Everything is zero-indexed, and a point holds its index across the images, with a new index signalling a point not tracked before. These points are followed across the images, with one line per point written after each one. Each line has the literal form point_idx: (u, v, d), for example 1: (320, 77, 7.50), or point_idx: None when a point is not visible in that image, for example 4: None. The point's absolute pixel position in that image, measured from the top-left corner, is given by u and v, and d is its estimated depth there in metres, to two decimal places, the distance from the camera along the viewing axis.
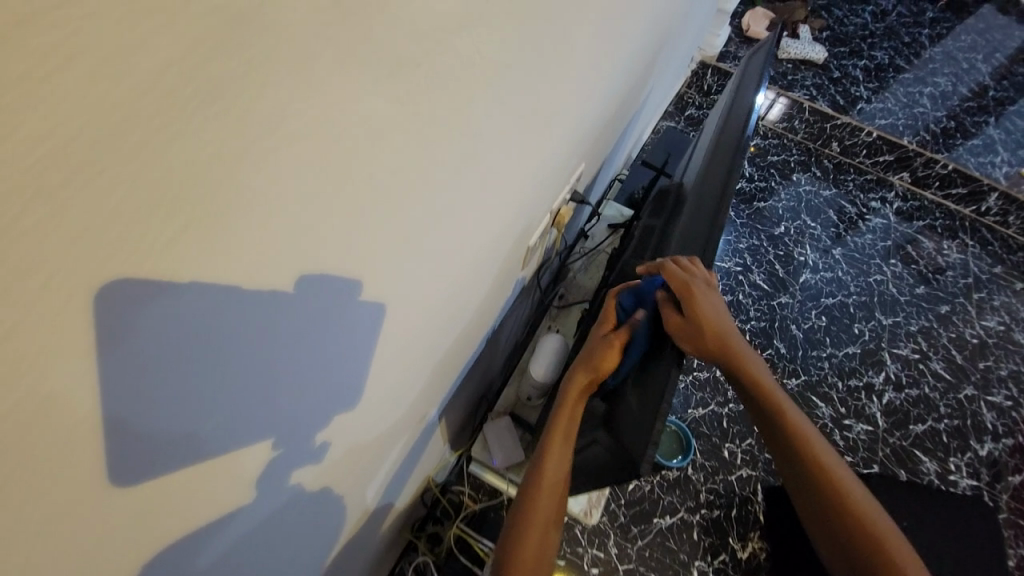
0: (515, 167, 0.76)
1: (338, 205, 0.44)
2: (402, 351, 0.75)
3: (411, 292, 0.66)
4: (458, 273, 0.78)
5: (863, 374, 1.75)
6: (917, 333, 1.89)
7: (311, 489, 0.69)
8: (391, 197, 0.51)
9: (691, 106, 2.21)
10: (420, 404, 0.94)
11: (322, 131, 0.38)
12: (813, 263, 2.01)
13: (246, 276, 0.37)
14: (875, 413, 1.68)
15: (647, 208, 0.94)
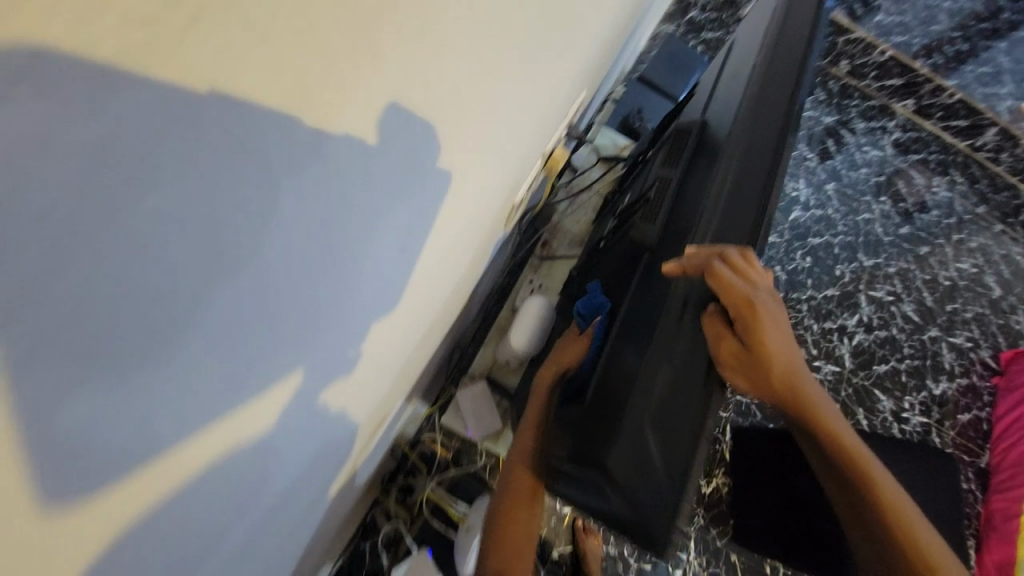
0: (494, 87, 0.57)
1: (231, 183, 0.27)
2: (377, 336, 0.61)
3: (364, 284, 0.50)
4: (434, 237, 0.62)
5: (838, 317, 1.75)
6: (894, 275, 1.86)
7: (271, 525, 0.57)
8: (324, 155, 0.33)
9: (695, 8, 1.89)
10: (398, 382, 0.83)
11: (160, 58, 0.19)
12: (805, 199, 1.92)
13: (150, 259, 0.23)
14: (843, 355, 1.70)
15: (659, 152, 0.77)
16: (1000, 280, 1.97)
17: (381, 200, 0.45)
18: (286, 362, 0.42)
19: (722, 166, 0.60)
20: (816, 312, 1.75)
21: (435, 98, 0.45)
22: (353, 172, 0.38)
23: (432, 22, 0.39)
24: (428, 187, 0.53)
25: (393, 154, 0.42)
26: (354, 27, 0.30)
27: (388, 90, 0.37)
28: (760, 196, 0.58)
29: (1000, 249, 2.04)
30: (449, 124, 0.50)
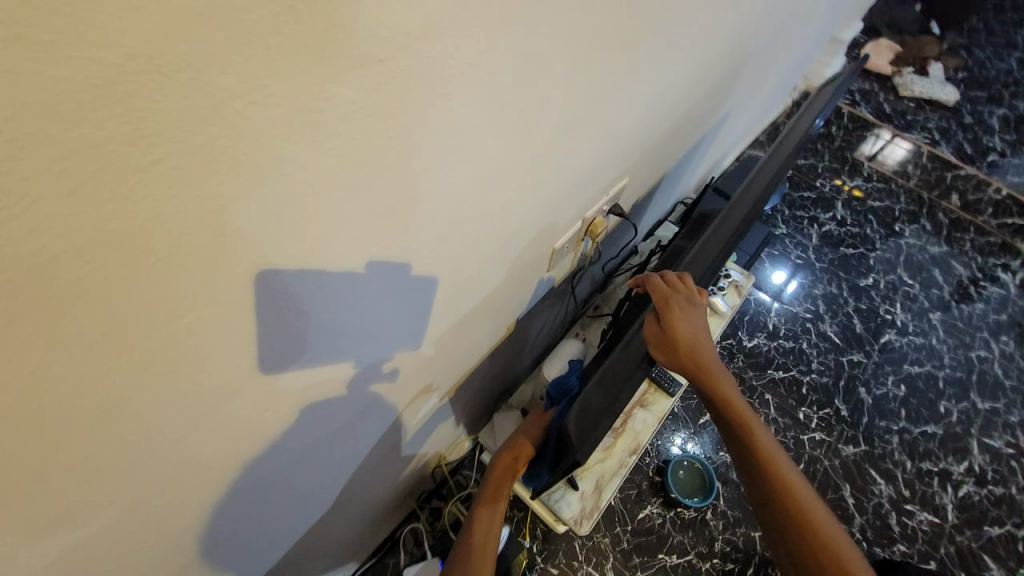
0: (561, 175, 0.77)
1: (384, 190, 0.47)
2: (430, 339, 0.78)
3: (448, 282, 0.71)
4: (489, 273, 0.79)
5: (940, 459, 1.53)
6: (1016, 425, 1.64)
7: (323, 452, 0.74)
8: (437, 186, 0.54)
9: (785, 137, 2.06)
10: (439, 388, 0.98)
11: (390, 109, 0.41)
12: (902, 324, 1.79)
13: (348, 208, 0.45)
14: (947, 507, 1.46)
15: (684, 227, 0.94)
16: None
17: (464, 232, 0.65)
18: (364, 355, 0.65)
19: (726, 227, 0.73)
20: (910, 448, 1.55)
21: (513, 176, 0.66)
22: (445, 208, 0.58)
23: (524, 130, 0.60)
24: (493, 236, 0.72)
25: (472, 204, 0.62)
26: (485, 118, 0.53)
27: (483, 161, 0.58)
28: None
29: None
30: (521, 196, 0.71)
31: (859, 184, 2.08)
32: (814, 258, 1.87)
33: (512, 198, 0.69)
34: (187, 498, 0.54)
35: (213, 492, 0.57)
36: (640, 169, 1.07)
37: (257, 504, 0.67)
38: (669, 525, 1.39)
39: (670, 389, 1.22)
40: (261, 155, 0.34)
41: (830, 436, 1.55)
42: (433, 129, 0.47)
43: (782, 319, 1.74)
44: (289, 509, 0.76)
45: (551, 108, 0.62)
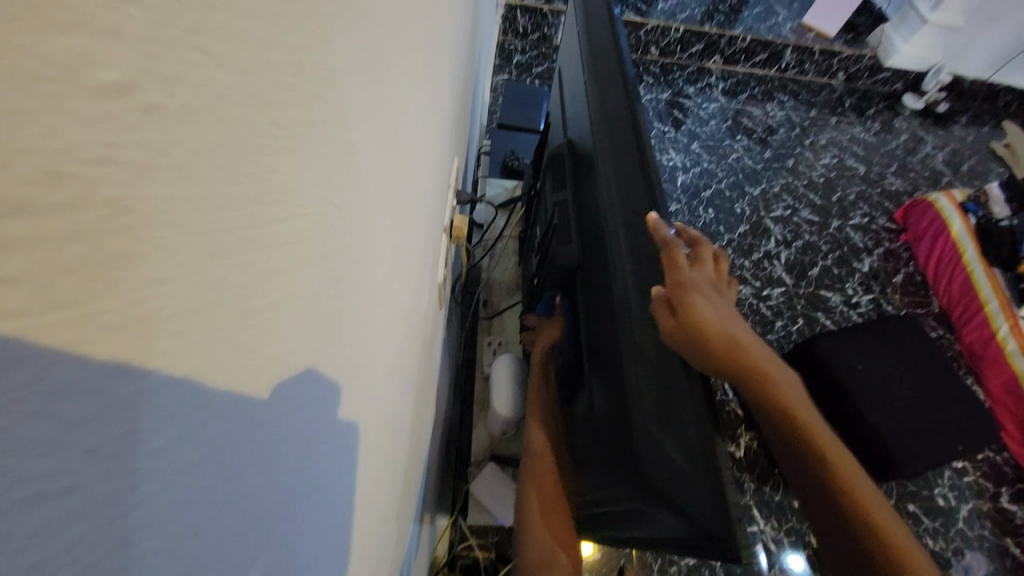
0: (412, 212, 0.56)
1: (264, 422, 0.24)
2: (380, 509, 0.54)
3: (376, 421, 0.46)
4: (400, 376, 0.57)
5: (760, 246, 1.89)
6: (781, 192, 2.10)
7: None
8: (325, 339, 0.30)
9: (517, 53, 2.10)
10: (405, 522, 0.73)
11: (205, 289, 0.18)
12: (681, 164, 2.11)
13: (216, 514, 0.20)
14: (782, 275, 1.82)
15: (545, 175, 0.82)
16: (859, 158, 2.30)
17: (369, 343, 0.42)
18: (308, 535, 0.32)
19: (601, 162, 0.63)
20: (740, 250, 1.86)
21: (384, 256, 0.45)
22: (336, 373, 0.33)
23: (374, 189, 0.39)
24: (389, 340, 0.50)
25: (362, 331, 0.39)
26: (343, 192, 0.31)
27: (354, 269, 0.35)
28: (638, 174, 0.59)
29: (844, 136, 2.37)
30: (393, 273, 0.49)
31: None
32: None
33: (389, 282, 0.47)
34: None
35: None
36: (456, 144, 0.90)
37: None
38: None
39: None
40: None
41: None
42: (282, 293, 0.24)
43: None
44: None
45: (387, 144, 0.41)
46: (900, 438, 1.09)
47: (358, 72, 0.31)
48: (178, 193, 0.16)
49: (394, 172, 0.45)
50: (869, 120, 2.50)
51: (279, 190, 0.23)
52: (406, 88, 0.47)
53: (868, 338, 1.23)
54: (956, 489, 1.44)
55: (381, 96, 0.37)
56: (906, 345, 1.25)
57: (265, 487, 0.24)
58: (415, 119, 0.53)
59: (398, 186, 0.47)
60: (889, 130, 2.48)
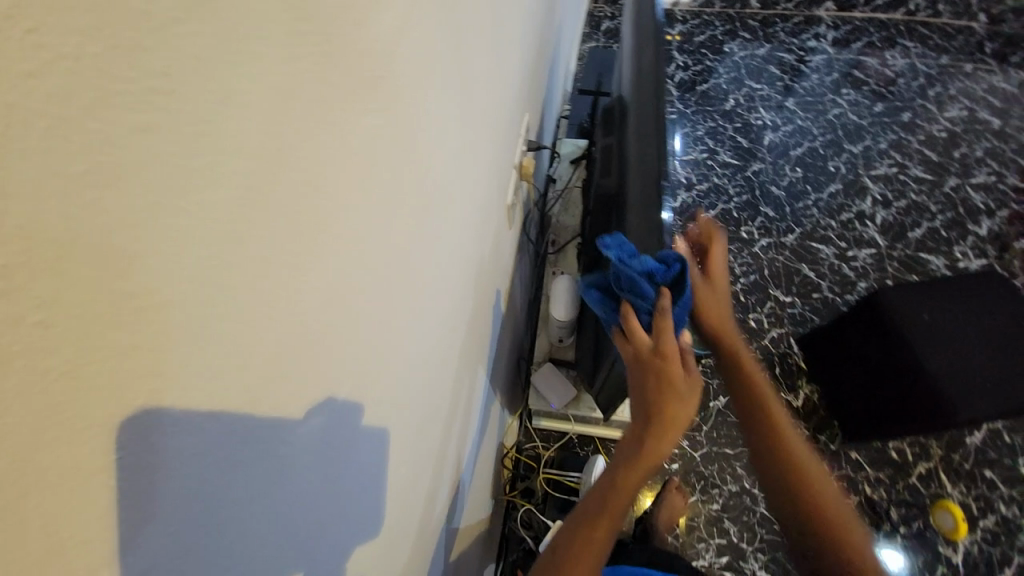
0: (461, 200, 0.63)
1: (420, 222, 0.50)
2: (432, 445, 0.66)
3: (471, 276, 0.73)
4: (489, 262, 0.83)
5: (851, 206, 1.81)
6: (889, 148, 1.93)
7: (447, 488, 0.75)
8: (444, 197, 0.56)
9: (605, 20, 2.37)
10: (466, 446, 0.87)
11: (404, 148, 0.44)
12: (772, 122, 2.03)
13: (241, 452, 0.28)
14: (872, 235, 1.75)
15: (598, 127, 1.00)
16: (996, 110, 2.02)
17: (468, 216, 0.67)
18: (334, 489, 0.40)
19: (633, 108, 0.81)
20: (827, 210, 1.81)
21: (417, 253, 0.51)
22: (448, 223, 0.59)
23: (401, 191, 0.44)
24: (434, 319, 0.58)
25: (387, 331, 0.45)
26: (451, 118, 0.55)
27: (371, 272, 0.40)
28: (658, 113, 0.76)
29: (980, 85, 2.09)
30: (434, 264, 0.56)
31: (681, 30, 2.38)
32: (683, 106, 2.11)
33: (428, 274, 0.54)
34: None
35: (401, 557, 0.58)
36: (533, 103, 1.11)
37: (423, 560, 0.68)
38: (703, 377, 1.54)
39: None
40: (365, 225, 0.38)
41: (772, 236, 1.77)
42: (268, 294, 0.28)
43: (689, 168, 1.94)
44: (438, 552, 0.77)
45: (444, 132, 0.53)
46: (955, 385, 1.09)
47: (455, 61, 0.53)
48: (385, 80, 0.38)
49: (431, 175, 0.51)
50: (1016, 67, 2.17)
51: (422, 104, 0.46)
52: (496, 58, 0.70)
53: (943, 290, 1.20)
54: None
55: (408, 98, 0.42)
56: (988, 295, 1.19)
57: (242, 515, 0.29)
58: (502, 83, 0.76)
59: (437, 186, 0.53)
60: None
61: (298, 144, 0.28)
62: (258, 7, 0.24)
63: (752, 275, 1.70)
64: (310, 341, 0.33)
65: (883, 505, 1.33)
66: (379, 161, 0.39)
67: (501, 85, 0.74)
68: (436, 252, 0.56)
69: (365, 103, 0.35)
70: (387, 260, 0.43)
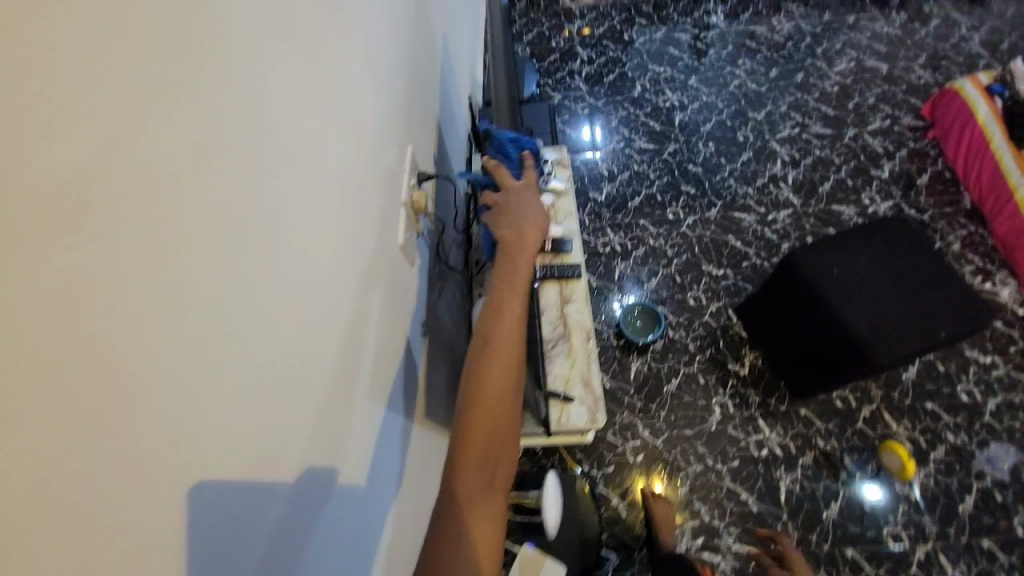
0: (338, 280, 0.56)
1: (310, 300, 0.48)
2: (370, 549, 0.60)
3: (381, 329, 0.71)
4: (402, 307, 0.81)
5: (764, 171, 1.87)
6: (789, 110, 2.01)
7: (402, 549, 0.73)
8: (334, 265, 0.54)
9: (505, 25, 2.38)
10: (420, 496, 0.84)
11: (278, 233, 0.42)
12: (680, 102, 2.11)
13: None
14: (787, 196, 1.82)
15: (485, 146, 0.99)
16: (882, 56, 2.12)
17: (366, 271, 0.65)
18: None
19: None
20: (743, 178, 1.88)
21: (293, 370, 0.44)
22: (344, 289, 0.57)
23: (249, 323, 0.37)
24: (330, 416, 0.52)
25: (270, 473, 0.40)
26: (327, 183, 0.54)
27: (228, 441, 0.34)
28: None
29: (862, 35, 2.21)
30: (314, 369, 0.49)
31: (580, 24, 2.40)
32: (593, 99, 2.14)
33: (306, 385, 0.47)
34: None
35: None
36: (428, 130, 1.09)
37: None
38: (654, 364, 1.55)
39: (566, 249, 1.26)
40: (242, 328, 0.36)
41: (697, 213, 1.81)
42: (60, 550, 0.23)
43: (608, 160, 1.97)
44: None
45: (320, 199, 0.52)
46: (877, 333, 1.13)
47: (320, 127, 0.52)
48: (241, 174, 0.36)
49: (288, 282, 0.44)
50: (891, 13, 2.30)
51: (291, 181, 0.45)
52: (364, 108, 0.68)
53: (853, 241, 1.24)
54: (982, 384, 1.45)
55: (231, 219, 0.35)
56: (895, 238, 1.24)
57: None
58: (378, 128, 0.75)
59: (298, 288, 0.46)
60: (916, 19, 2.27)
61: (134, 281, 0.26)
62: (42, 157, 0.21)
63: (684, 255, 1.73)
64: (192, 473, 0.31)
65: (837, 455, 1.38)
66: (247, 258, 0.37)
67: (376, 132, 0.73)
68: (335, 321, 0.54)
69: (220, 207, 0.34)
70: (278, 352, 0.41)
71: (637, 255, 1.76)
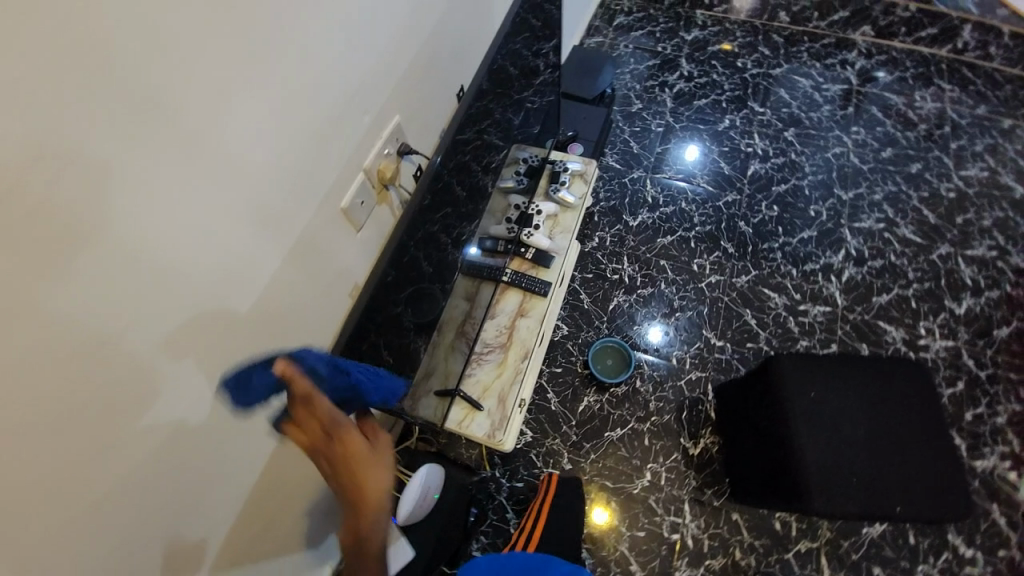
0: (190, 242, 0.60)
1: (121, 248, 0.52)
2: (212, 453, 0.73)
3: (263, 301, 0.74)
4: (314, 286, 0.84)
5: (819, 257, 1.67)
6: (884, 201, 1.75)
7: (226, 493, 0.79)
8: (180, 228, 0.58)
9: (619, 14, 2.25)
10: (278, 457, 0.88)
11: (67, 181, 0.46)
12: (764, 151, 1.89)
13: None
14: (834, 292, 1.60)
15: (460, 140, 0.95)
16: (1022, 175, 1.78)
17: (247, 240, 0.68)
18: None
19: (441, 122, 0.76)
20: (793, 257, 1.68)
21: (92, 305, 0.51)
22: (194, 250, 0.61)
23: (91, 276, 0.50)
24: (133, 356, 0.57)
25: (27, 376, 0.47)
26: (193, 148, 0.57)
27: (31, 348, 0.47)
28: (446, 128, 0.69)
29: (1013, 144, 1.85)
30: (183, 307, 0.62)
31: (696, 34, 2.19)
32: (673, 119, 1.98)
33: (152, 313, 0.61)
34: (84, 568, 0.59)
35: (114, 551, 0.62)
36: (444, 116, 1.07)
37: (163, 561, 0.70)
38: (607, 407, 1.49)
39: (546, 265, 1.28)
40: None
41: (723, 275, 1.66)
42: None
43: (658, 187, 1.83)
44: (213, 546, 0.80)
45: (173, 161, 0.55)
46: (823, 475, 1.01)
47: (193, 96, 0.55)
48: (14, 110, 0.41)
49: (149, 243, 0.55)
50: None
51: (110, 137, 0.48)
52: (308, 91, 0.70)
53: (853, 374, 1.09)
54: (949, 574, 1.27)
55: (92, 174, 0.48)
56: (900, 387, 1.08)
57: None
58: (334, 114, 0.76)
59: (167, 252, 0.57)
60: None
61: None
62: None
63: (690, 311, 1.61)
64: None
65: (749, 572, 1.29)
66: (13, 188, 0.42)
67: (327, 116, 0.75)
68: (170, 272, 0.59)
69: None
70: (49, 278, 0.47)
71: (642, 295, 1.64)
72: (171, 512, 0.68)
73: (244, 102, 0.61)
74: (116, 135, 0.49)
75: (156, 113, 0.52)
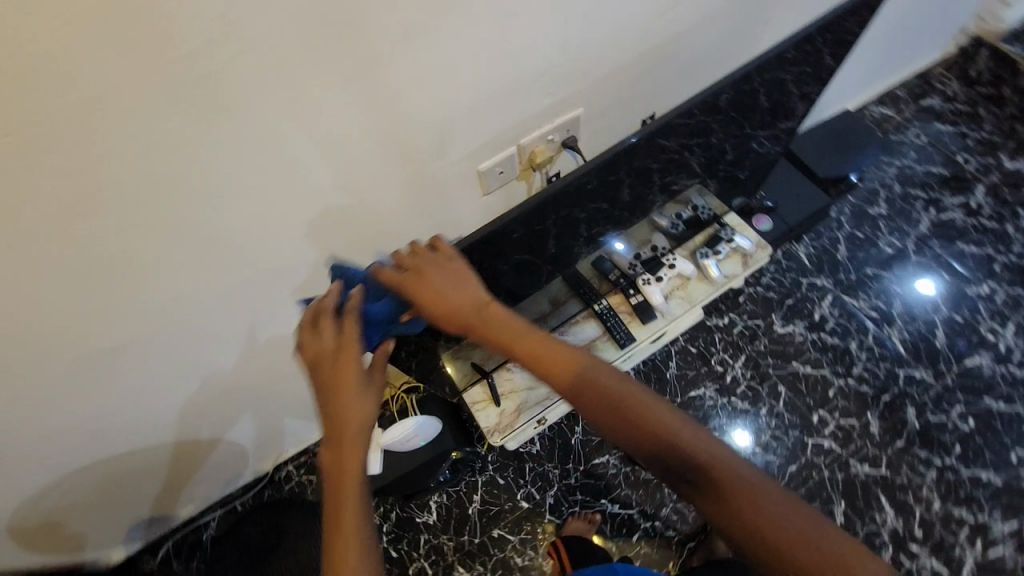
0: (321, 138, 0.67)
1: (263, 117, 0.61)
2: (272, 297, 0.85)
3: (365, 212, 0.81)
4: (416, 220, 0.88)
5: (979, 509, 1.25)
6: None
7: (268, 333, 0.93)
8: (318, 123, 0.65)
9: (935, 94, 1.77)
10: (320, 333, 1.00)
11: (242, 50, 0.54)
12: (1006, 349, 1.41)
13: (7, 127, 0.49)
14: (966, 561, 1.21)
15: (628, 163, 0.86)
16: None
17: (371, 158, 0.73)
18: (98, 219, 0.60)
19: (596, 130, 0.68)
20: (944, 486, 1.29)
21: (223, 151, 0.62)
22: (322, 146, 0.68)
23: (231, 129, 0.60)
24: (239, 202, 0.68)
25: (160, 176, 0.60)
26: (354, 62, 0.62)
27: (169, 160, 0.59)
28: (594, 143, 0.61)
29: None
30: (293, 184, 0.70)
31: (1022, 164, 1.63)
32: (912, 246, 1.55)
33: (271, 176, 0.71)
34: (150, 323, 0.76)
35: (173, 324, 0.79)
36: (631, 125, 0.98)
37: (204, 351, 0.88)
38: (620, 478, 1.38)
39: (644, 320, 1.16)
40: (164, 75, 0.52)
41: (840, 447, 1.34)
42: (28, 35, 0.45)
43: (834, 310, 1.50)
44: (245, 363, 0.97)
45: (334, 66, 0.61)
46: None
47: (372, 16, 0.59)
48: None
49: (286, 125, 0.63)
50: None
51: (288, 28, 0.55)
52: (487, 49, 0.69)
53: None
54: None
55: (261, 51, 0.55)
56: None
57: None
58: (504, 80, 0.75)
59: (297, 137, 0.65)
60: None
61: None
62: None
63: (773, 457, 1.35)
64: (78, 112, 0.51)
65: None
66: (200, 40, 0.52)
67: (496, 81, 0.74)
68: (295, 155, 0.67)
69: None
70: (201, 117, 0.57)
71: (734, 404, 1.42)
72: (228, 315, 0.83)
73: (418, 38, 0.63)
74: (294, 26, 0.55)
75: (334, 20, 0.57)
